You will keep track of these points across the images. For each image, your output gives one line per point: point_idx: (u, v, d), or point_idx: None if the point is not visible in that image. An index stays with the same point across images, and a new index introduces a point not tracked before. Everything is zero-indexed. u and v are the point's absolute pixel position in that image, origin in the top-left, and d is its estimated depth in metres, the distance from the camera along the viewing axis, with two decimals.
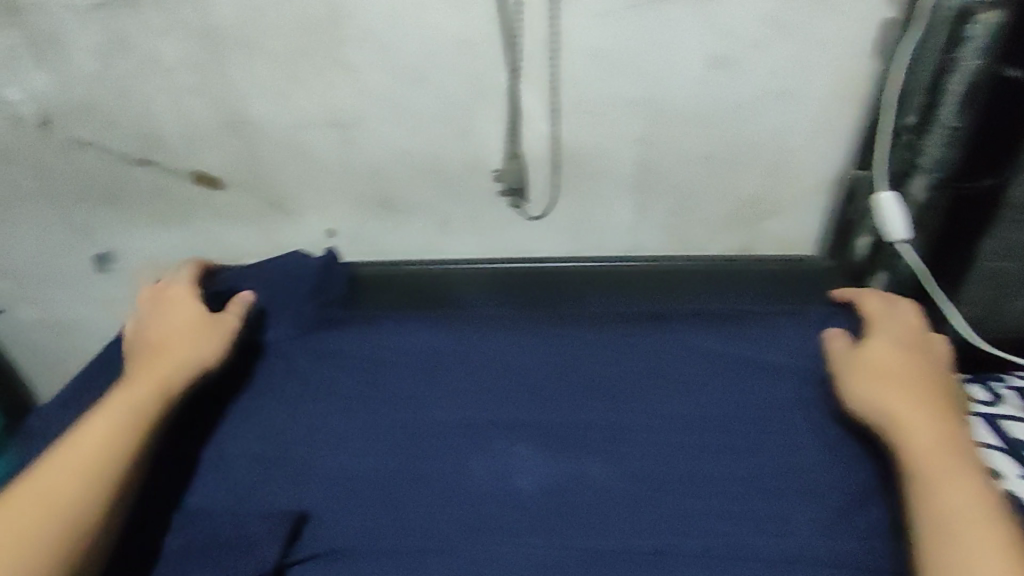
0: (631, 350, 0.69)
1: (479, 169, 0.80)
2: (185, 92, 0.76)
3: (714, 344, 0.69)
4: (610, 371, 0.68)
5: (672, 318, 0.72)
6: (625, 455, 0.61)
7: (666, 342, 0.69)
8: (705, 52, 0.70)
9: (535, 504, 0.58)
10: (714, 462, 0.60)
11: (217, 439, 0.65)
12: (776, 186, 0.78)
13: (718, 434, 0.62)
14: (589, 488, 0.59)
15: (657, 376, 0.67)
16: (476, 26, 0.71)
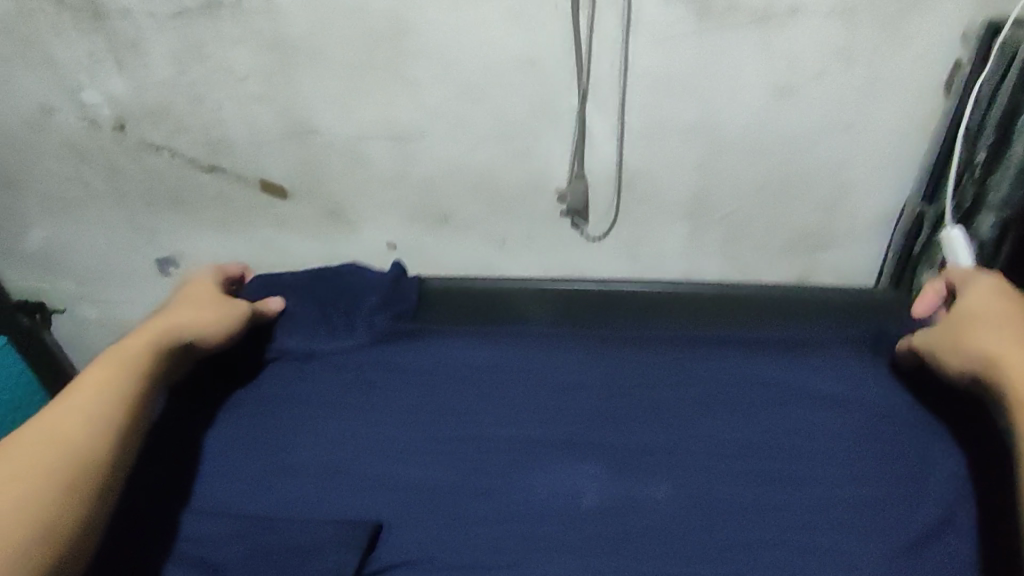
0: (691, 373, 0.70)
1: (540, 189, 0.82)
2: (254, 101, 0.80)
3: (775, 372, 0.69)
4: (674, 394, 0.68)
5: (731, 345, 0.73)
6: (689, 479, 0.61)
7: (730, 365, 0.70)
8: (777, 82, 0.70)
9: (596, 524, 0.58)
10: (778, 491, 0.60)
11: (278, 455, 0.65)
12: (834, 216, 0.79)
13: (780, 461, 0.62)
14: (652, 513, 0.59)
15: (721, 403, 0.67)
16: (546, 49, 0.71)
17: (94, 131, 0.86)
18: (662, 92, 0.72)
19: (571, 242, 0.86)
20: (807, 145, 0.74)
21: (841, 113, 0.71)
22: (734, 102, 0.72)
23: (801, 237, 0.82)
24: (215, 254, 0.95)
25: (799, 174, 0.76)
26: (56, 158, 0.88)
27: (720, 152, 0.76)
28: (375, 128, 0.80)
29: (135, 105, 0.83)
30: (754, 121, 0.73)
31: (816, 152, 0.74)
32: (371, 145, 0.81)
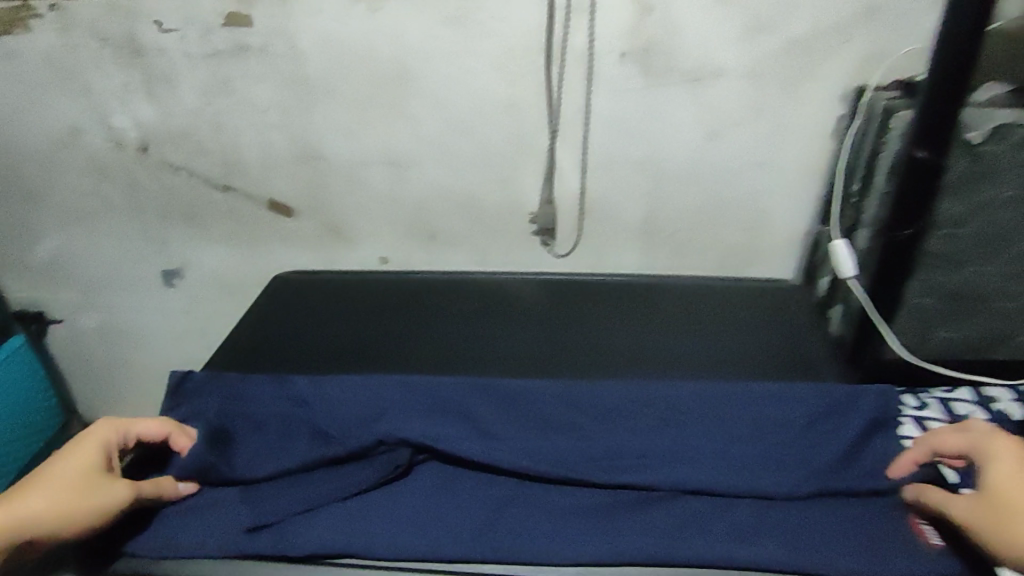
0: (657, 336, 0.80)
1: (516, 211, 0.97)
2: (271, 128, 0.93)
3: (722, 349, 0.78)
4: (643, 353, 0.78)
5: (692, 324, 0.82)
6: (650, 415, 0.66)
7: (685, 342, 0.80)
8: (705, 128, 0.89)
9: (563, 449, 0.62)
10: (718, 430, 0.64)
11: (243, 416, 0.67)
12: (754, 239, 0.98)
13: (724, 405, 0.66)
14: (608, 439, 0.63)
15: (676, 362, 0.76)
16: (523, 95, 0.88)
17: (118, 151, 0.96)
18: (614, 134, 0.90)
19: (541, 257, 1.01)
20: (728, 180, 0.93)
21: (754, 154, 0.91)
22: (671, 143, 0.90)
23: (728, 255, 1.00)
24: (218, 265, 1.06)
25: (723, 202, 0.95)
26: (78, 174, 0.98)
27: (662, 183, 0.94)
28: (376, 154, 0.94)
29: (160, 129, 0.94)
30: (688, 159, 0.91)
31: (737, 185, 0.93)
32: (371, 169, 0.95)
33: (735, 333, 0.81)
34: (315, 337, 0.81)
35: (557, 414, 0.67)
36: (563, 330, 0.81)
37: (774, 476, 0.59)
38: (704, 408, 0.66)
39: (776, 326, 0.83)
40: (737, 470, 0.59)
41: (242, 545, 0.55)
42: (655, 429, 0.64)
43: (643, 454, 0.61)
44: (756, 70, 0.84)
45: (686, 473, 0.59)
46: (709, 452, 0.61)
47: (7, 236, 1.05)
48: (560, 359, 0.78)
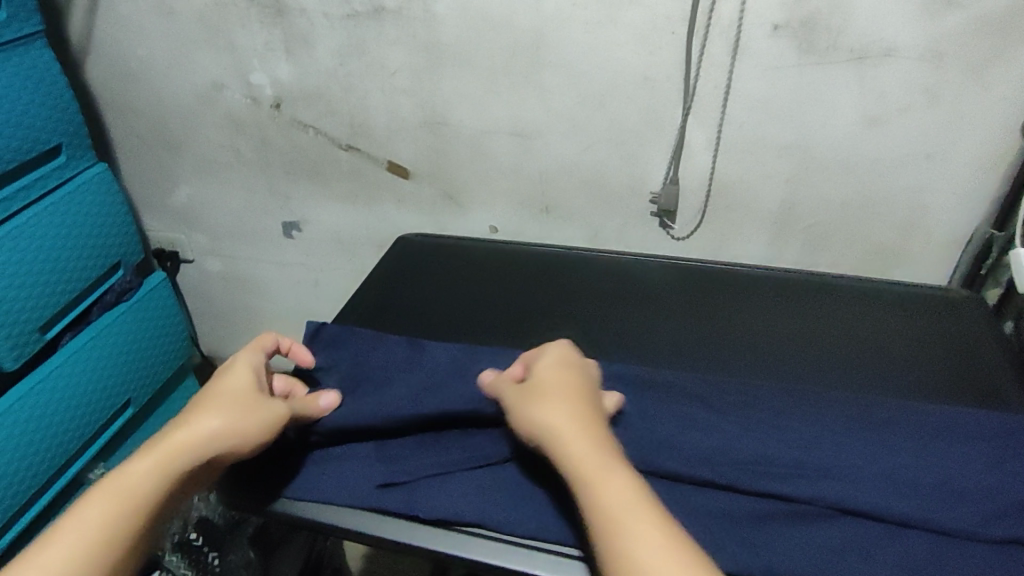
0: (794, 336, 0.73)
1: (638, 190, 0.93)
2: (400, 92, 0.93)
3: (873, 354, 0.70)
4: (782, 350, 0.71)
5: (832, 324, 0.74)
6: (801, 415, 0.59)
7: (831, 341, 0.72)
8: (861, 113, 0.80)
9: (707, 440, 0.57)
10: (882, 441, 0.56)
11: (362, 373, 0.67)
12: (903, 239, 0.88)
13: (888, 416, 0.58)
14: (756, 434, 0.57)
15: (825, 361, 0.69)
16: (659, 67, 0.82)
17: (255, 106, 1.00)
18: (757, 114, 0.83)
19: (659, 240, 0.97)
20: (884, 171, 0.84)
21: (917, 145, 0.81)
22: (823, 128, 0.82)
23: (871, 255, 0.91)
24: (337, 225, 1.09)
25: (873, 196, 0.86)
26: (217, 127, 1.03)
27: (806, 170, 0.86)
28: (500, 124, 0.92)
29: (295, 87, 0.96)
30: (838, 146, 0.83)
31: (893, 178, 0.84)
32: (495, 139, 0.94)
33: (893, 341, 0.71)
34: (435, 302, 0.81)
35: (695, 411, 0.60)
36: (699, 325, 0.75)
37: (953, 508, 0.51)
38: (865, 423, 0.58)
39: (948, 336, 0.72)
40: (907, 495, 0.51)
41: (375, 500, 0.56)
42: (810, 437, 0.57)
43: (795, 463, 0.54)
44: (932, 51, 0.74)
45: (847, 490, 0.52)
46: (874, 471, 0.53)
47: (152, 181, 1.13)
48: (693, 351, 0.72)
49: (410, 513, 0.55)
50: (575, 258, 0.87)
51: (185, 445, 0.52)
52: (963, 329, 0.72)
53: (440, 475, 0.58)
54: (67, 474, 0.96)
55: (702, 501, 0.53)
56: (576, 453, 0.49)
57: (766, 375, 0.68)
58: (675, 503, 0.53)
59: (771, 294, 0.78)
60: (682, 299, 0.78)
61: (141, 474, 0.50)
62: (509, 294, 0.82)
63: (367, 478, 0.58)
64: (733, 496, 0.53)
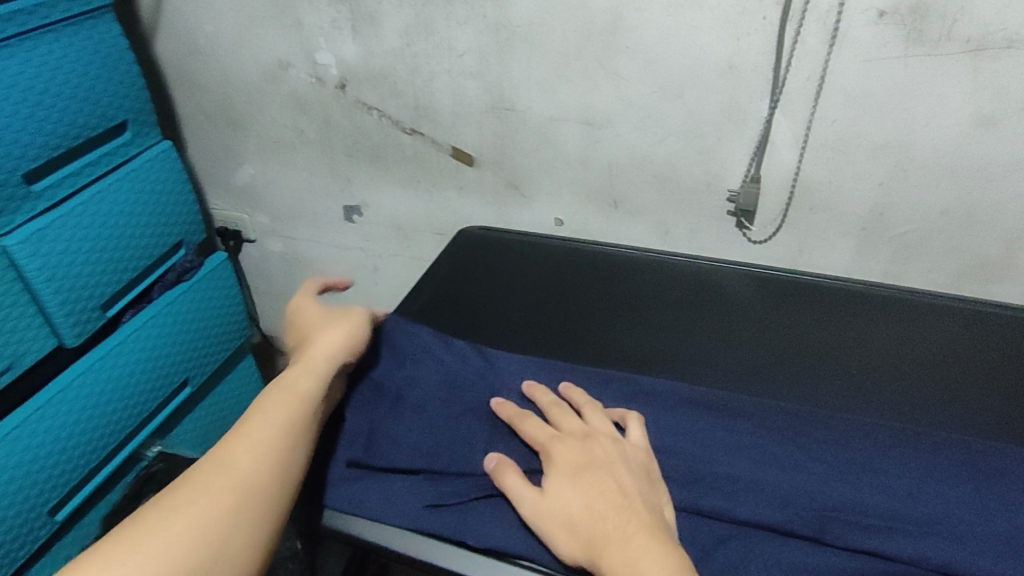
0: (879, 369, 0.68)
1: (715, 188, 0.87)
2: (466, 75, 0.89)
3: (970, 401, 0.65)
4: (867, 386, 0.67)
5: (923, 356, 0.69)
6: (895, 470, 0.55)
7: (923, 382, 0.67)
8: (974, 112, 0.72)
9: (796, 494, 0.53)
10: (983, 499, 0.52)
11: (412, 386, 0.66)
12: (1009, 252, 0.80)
13: (991, 472, 0.54)
14: (842, 482, 0.54)
15: (918, 407, 0.65)
16: (746, 56, 0.76)
17: (319, 87, 0.98)
18: (853, 110, 0.76)
19: (733, 241, 0.91)
20: (995, 177, 0.76)
21: None
22: (928, 127, 0.75)
23: (972, 270, 0.83)
24: (399, 211, 1.07)
25: (981, 205, 0.78)
26: (281, 106, 1.02)
27: (904, 173, 0.78)
28: (570, 112, 0.88)
29: (359, 68, 0.94)
30: (945, 149, 0.76)
31: (1007, 186, 0.76)
32: (563, 127, 0.89)
33: (994, 379, 0.66)
34: (496, 307, 0.80)
35: (777, 448, 0.57)
36: (783, 351, 0.71)
37: None
38: (973, 473, 0.54)
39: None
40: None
41: (426, 522, 0.54)
42: (910, 485, 0.53)
43: (897, 515, 0.51)
44: None
45: (958, 553, 0.48)
46: (989, 531, 0.50)
47: (215, 159, 1.14)
48: (769, 379, 0.69)
49: (459, 539, 0.53)
50: (649, 262, 0.80)
51: (307, 388, 0.56)
52: None
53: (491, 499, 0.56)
54: (127, 449, 0.99)
55: (788, 551, 0.49)
56: (616, 559, 0.47)
57: (851, 413, 0.64)
58: (755, 550, 0.50)
59: (860, 315, 0.72)
60: (763, 319, 0.74)
61: (279, 411, 0.53)
62: (571, 301, 0.79)
63: (414, 497, 0.56)
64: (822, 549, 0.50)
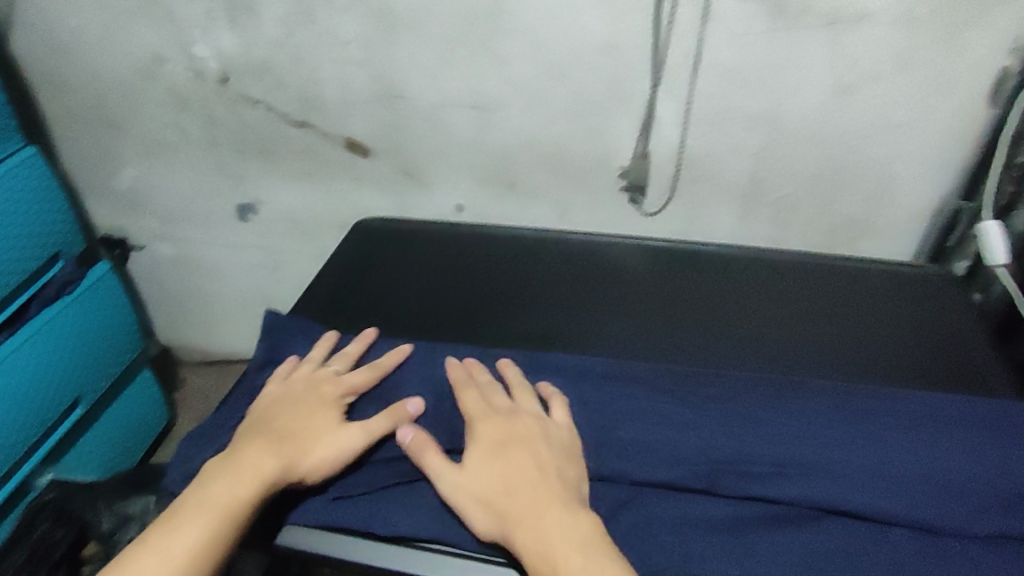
0: (767, 323, 0.72)
1: (605, 166, 0.89)
2: (353, 64, 0.87)
3: (851, 346, 0.69)
4: (757, 341, 0.70)
5: (803, 307, 0.73)
6: (781, 418, 0.58)
7: (808, 333, 0.71)
8: (834, 82, 0.77)
9: (691, 451, 0.56)
10: (858, 435, 0.56)
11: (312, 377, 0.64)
12: (874, 211, 0.87)
13: (864, 411, 0.58)
14: (733, 435, 0.57)
15: (803, 354, 0.69)
16: (624, 35, 0.78)
17: (199, 81, 0.93)
18: (726, 84, 0.80)
19: (627, 215, 0.94)
20: (857, 140, 0.81)
21: (891, 114, 0.78)
22: (794, 97, 0.79)
23: (842, 229, 0.89)
24: (296, 207, 1.04)
25: (847, 167, 0.84)
26: (159, 103, 0.97)
27: (776, 142, 0.83)
28: (460, 96, 0.87)
29: (239, 60, 0.90)
30: (810, 118, 0.80)
31: (867, 149, 0.82)
32: (455, 112, 0.89)
33: (862, 329, 0.71)
34: (396, 293, 0.79)
35: (674, 407, 0.59)
36: (668, 316, 0.73)
37: (935, 504, 0.52)
38: (848, 414, 0.58)
39: (921, 320, 0.71)
40: (891, 490, 0.53)
41: (334, 517, 0.54)
42: (795, 431, 0.57)
43: (779, 463, 0.54)
44: (908, 15, 0.71)
45: (835, 490, 0.52)
46: (860, 466, 0.54)
47: (91, 162, 1.07)
48: (664, 341, 0.71)
49: (369, 530, 0.53)
50: (538, 241, 0.84)
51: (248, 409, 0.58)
52: (949, 310, 0.72)
53: (403, 484, 0.56)
54: (16, 478, 0.93)
55: (681, 506, 0.53)
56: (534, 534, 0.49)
57: (737, 366, 0.68)
58: (655, 511, 0.53)
59: (742, 278, 0.77)
60: (649, 285, 0.77)
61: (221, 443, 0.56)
62: (475, 281, 0.80)
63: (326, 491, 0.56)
64: (712, 500, 0.54)
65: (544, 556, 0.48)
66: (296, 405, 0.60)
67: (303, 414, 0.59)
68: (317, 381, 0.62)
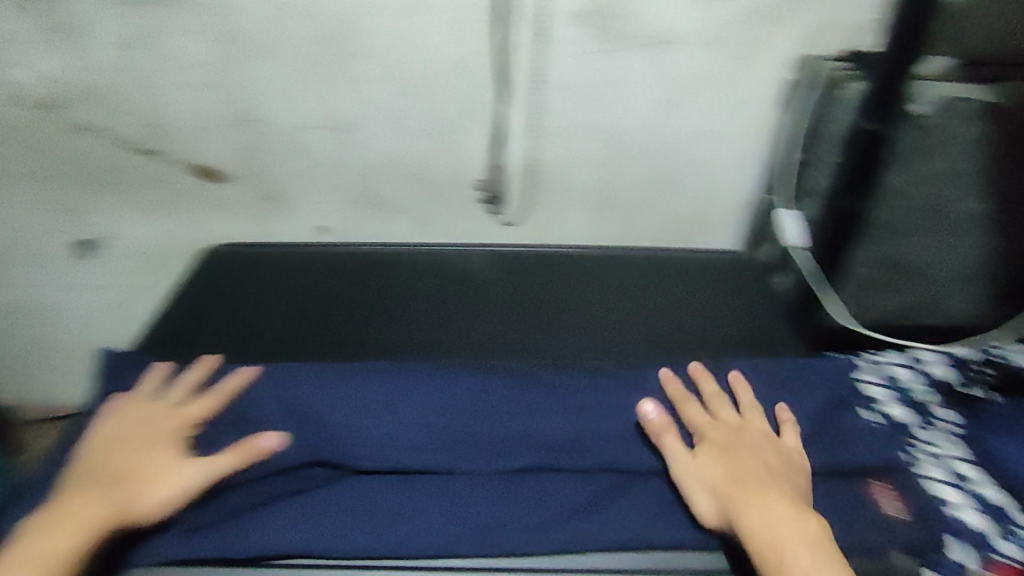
0: (608, 315, 0.81)
1: (464, 180, 0.94)
2: (198, 87, 0.85)
3: (678, 328, 0.80)
4: (600, 333, 0.80)
5: (638, 299, 0.84)
6: (631, 395, 0.66)
7: (641, 319, 0.81)
8: (657, 96, 0.87)
9: (555, 432, 0.62)
10: (691, 399, 0.66)
11: (152, 412, 0.62)
12: (701, 208, 0.98)
13: (697, 379, 0.68)
14: (591, 416, 0.64)
15: (640, 340, 0.79)
16: (472, 55, 0.83)
17: (19, 108, 0.85)
18: (567, 99, 0.87)
19: (488, 226, 0.99)
20: (682, 146, 0.92)
21: (707, 123, 0.90)
22: (626, 110, 0.88)
23: (678, 227, 1.00)
24: (143, 239, 0.98)
25: (676, 171, 0.94)
26: None
27: (614, 150, 0.92)
28: (315, 118, 0.88)
29: (67, 84, 0.84)
30: (641, 128, 0.90)
31: (690, 154, 0.93)
32: (311, 134, 0.89)
33: (687, 311, 0.82)
34: (258, 315, 0.79)
35: (533, 395, 0.65)
36: (529, 321, 0.80)
37: (761, 450, 0.62)
38: (683, 382, 0.68)
39: (734, 298, 0.84)
40: (725, 443, 0.61)
41: (180, 548, 0.52)
42: (638, 402, 0.65)
43: (619, 433, 0.63)
44: (711, 36, 0.83)
45: (681, 450, 0.60)
46: (699, 426, 0.62)
47: None
48: (520, 342, 0.79)
49: (243, 555, 0.52)
50: (394, 253, 0.86)
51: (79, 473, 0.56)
52: (754, 288, 0.86)
53: (258, 506, 0.56)
54: None
55: (539, 488, 0.59)
56: (790, 530, 0.51)
57: (584, 357, 0.77)
58: (512, 495, 0.58)
59: (584, 271, 0.86)
60: (508, 286, 0.84)
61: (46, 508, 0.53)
62: (337, 296, 0.81)
63: (177, 522, 0.54)
64: (566, 476, 0.60)
65: (786, 557, 0.49)
66: (128, 446, 0.58)
67: (138, 453, 0.57)
68: (152, 418, 0.61)
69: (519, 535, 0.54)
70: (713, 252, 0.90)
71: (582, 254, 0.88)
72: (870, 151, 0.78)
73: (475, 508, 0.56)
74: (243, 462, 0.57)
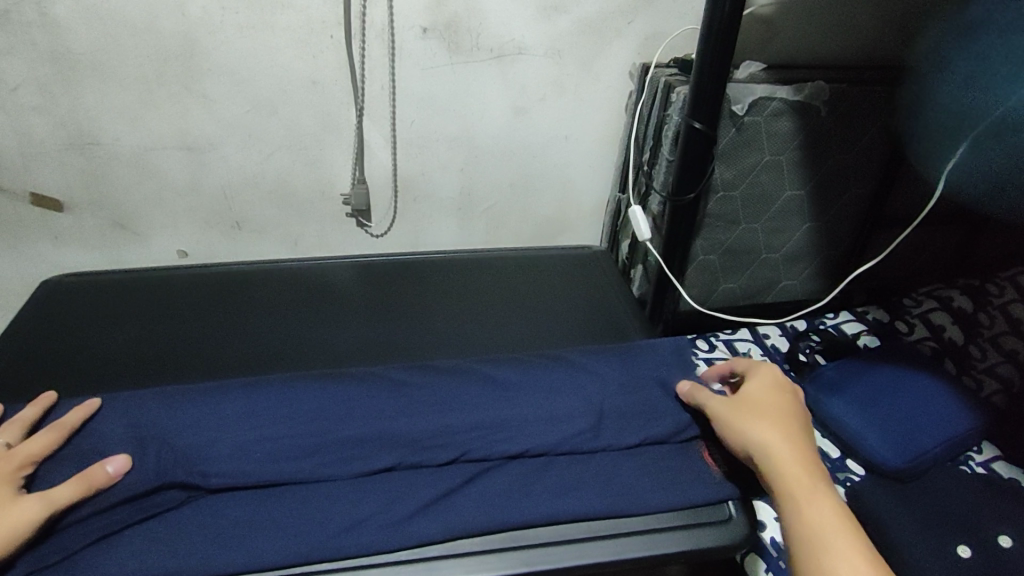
0: (465, 313, 0.86)
1: (329, 194, 0.94)
2: (28, 111, 0.80)
3: (532, 318, 0.86)
4: (458, 328, 0.83)
5: (493, 297, 0.89)
6: (492, 391, 0.70)
7: (498, 313, 0.86)
8: (510, 104, 0.92)
9: (417, 431, 0.65)
10: (544, 383, 0.72)
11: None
12: (561, 209, 1.05)
13: (551, 368, 0.74)
14: (456, 412, 0.68)
15: (496, 333, 0.83)
16: (324, 72, 0.84)
17: None
18: (424, 111, 0.90)
19: (356, 237, 0.99)
20: (539, 151, 0.97)
21: (558, 128, 0.96)
22: (481, 119, 0.92)
23: (542, 227, 1.06)
24: None
25: (535, 175, 1.00)
26: None
27: (474, 158, 0.96)
28: (165, 139, 0.85)
29: None
30: (498, 136, 0.94)
31: (546, 159, 0.99)
32: (161, 155, 0.86)
33: (539, 302, 0.89)
34: (108, 345, 0.77)
35: (390, 399, 0.69)
36: (378, 322, 0.83)
37: (608, 427, 0.69)
38: (538, 370, 0.74)
39: (583, 288, 0.92)
40: (574, 420, 0.68)
41: None
42: (495, 395, 0.70)
43: (477, 425, 0.67)
44: (554, 48, 0.88)
45: (534, 436, 0.66)
46: (551, 410, 0.69)
47: None
48: (379, 345, 0.80)
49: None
50: (254, 270, 0.90)
51: None
52: (604, 278, 0.94)
53: (109, 537, 0.56)
54: None
55: (396, 485, 0.62)
56: (802, 479, 0.55)
57: (442, 353, 0.79)
58: (368, 494, 0.61)
59: (439, 274, 0.92)
60: (366, 292, 0.88)
61: None
62: (196, 317, 0.82)
63: (22, 563, 0.53)
64: (425, 471, 0.64)
65: (802, 498, 0.54)
66: None
67: None
68: None
69: (392, 532, 0.58)
70: (560, 249, 0.99)
71: (433, 261, 0.95)
72: (695, 148, 0.82)
73: (348, 514, 0.59)
74: (94, 488, 0.57)
